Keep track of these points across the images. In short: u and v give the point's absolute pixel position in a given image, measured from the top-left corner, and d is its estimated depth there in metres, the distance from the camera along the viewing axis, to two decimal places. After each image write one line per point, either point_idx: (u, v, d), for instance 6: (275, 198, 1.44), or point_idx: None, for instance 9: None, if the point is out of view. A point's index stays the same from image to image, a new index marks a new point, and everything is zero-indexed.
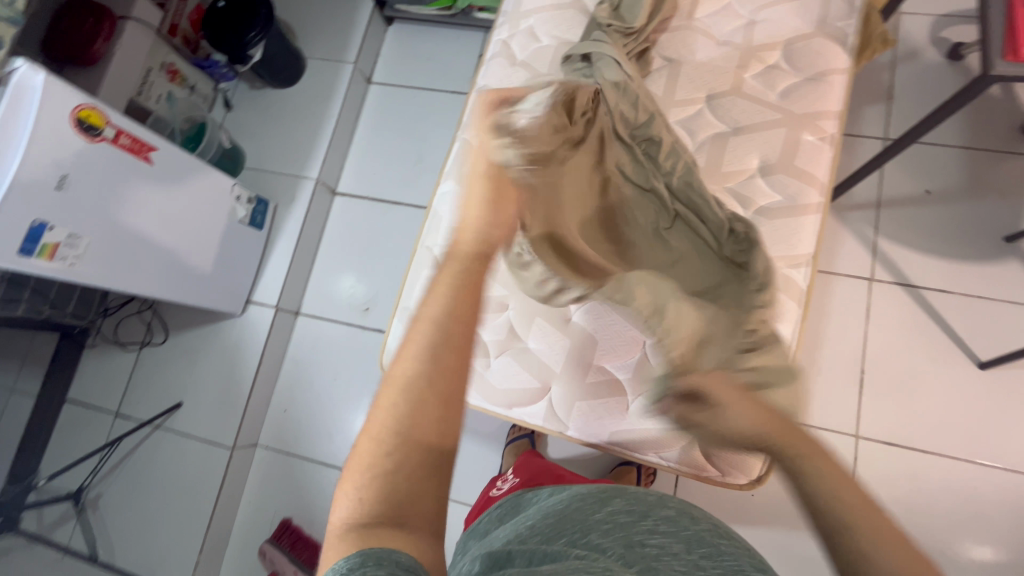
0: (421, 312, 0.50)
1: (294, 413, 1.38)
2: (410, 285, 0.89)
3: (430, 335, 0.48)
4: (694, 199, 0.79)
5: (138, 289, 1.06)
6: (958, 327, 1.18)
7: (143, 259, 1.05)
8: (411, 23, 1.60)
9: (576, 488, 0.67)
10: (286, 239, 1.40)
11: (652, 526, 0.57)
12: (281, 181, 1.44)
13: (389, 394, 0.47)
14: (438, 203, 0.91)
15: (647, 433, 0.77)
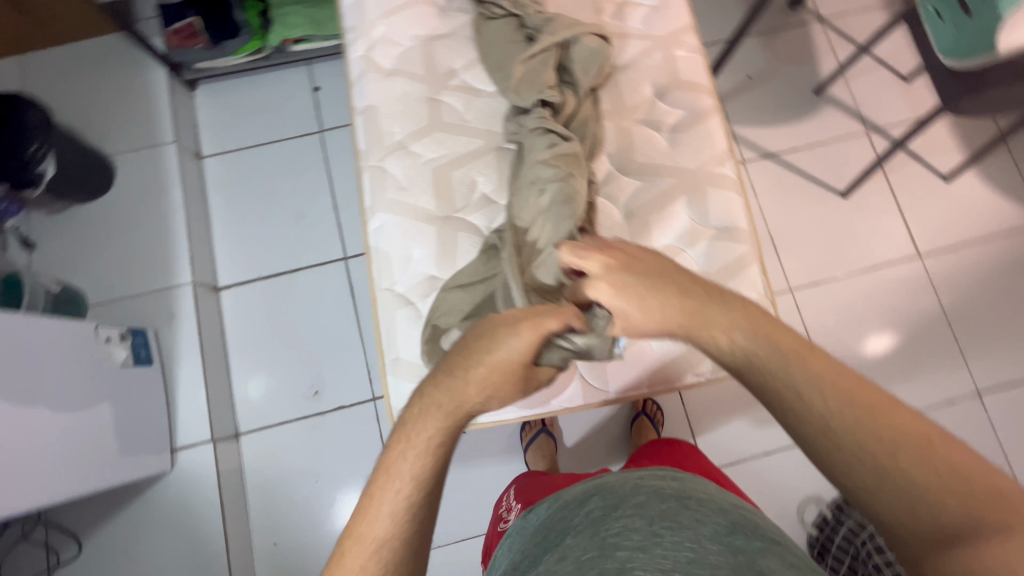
0: (401, 453, 0.50)
1: (288, 540, 1.18)
2: (389, 334, 0.80)
3: (409, 482, 0.49)
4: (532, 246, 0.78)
5: (32, 503, 0.81)
6: (816, 172, 1.41)
7: (22, 464, 0.80)
8: (219, 79, 1.42)
9: (563, 497, 0.66)
10: (188, 361, 1.17)
11: (621, 514, 0.56)
12: (149, 302, 1.19)
13: (360, 551, 0.47)
14: (376, 240, 0.83)
15: (676, 360, 0.80)
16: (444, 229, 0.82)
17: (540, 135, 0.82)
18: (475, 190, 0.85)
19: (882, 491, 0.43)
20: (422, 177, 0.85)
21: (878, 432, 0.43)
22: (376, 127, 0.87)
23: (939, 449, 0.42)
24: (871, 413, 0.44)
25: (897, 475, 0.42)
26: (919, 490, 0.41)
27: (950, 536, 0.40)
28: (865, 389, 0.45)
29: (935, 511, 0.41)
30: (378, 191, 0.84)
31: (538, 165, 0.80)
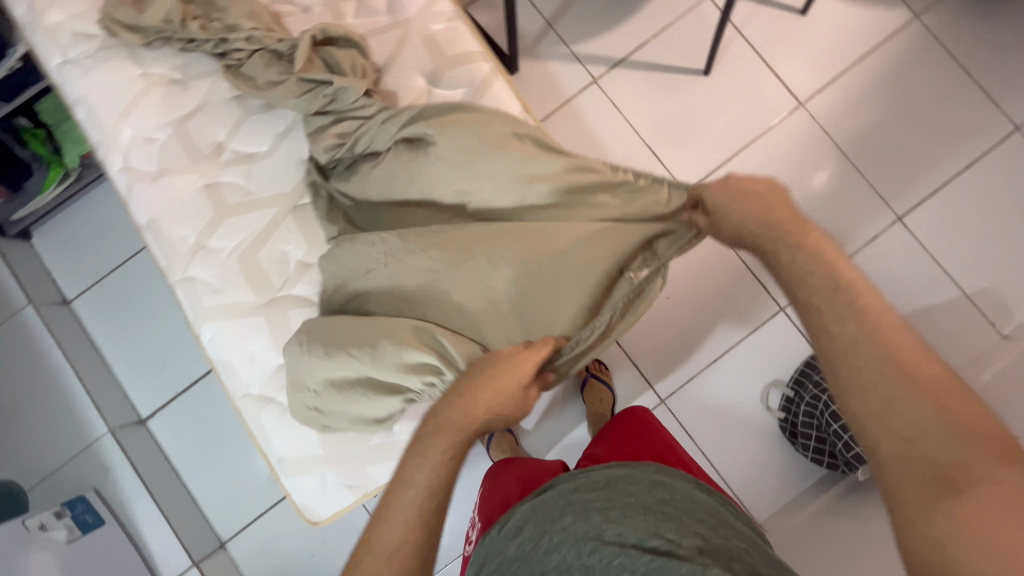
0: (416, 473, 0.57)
1: None
2: (261, 438, 0.78)
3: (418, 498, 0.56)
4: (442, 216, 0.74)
5: None
6: (672, 60, 1.31)
7: None
8: (47, 218, 1.34)
9: (501, 519, 0.68)
10: (140, 503, 1.17)
11: (550, 543, 0.57)
12: (78, 464, 1.18)
13: None
14: (214, 352, 0.79)
15: None
16: (272, 316, 0.78)
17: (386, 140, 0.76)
18: (289, 262, 0.80)
19: (899, 428, 0.49)
20: (230, 272, 0.79)
21: (910, 379, 0.50)
22: (164, 238, 0.81)
23: (957, 420, 0.48)
24: (897, 364, 0.51)
25: (908, 418, 0.49)
26: (936, 431, 0.48)
27: (946, 474, 0.46)
28: (890, 331, 0.53)
29: (949, 452, 0.47)
30: (194, 303, 0.80)
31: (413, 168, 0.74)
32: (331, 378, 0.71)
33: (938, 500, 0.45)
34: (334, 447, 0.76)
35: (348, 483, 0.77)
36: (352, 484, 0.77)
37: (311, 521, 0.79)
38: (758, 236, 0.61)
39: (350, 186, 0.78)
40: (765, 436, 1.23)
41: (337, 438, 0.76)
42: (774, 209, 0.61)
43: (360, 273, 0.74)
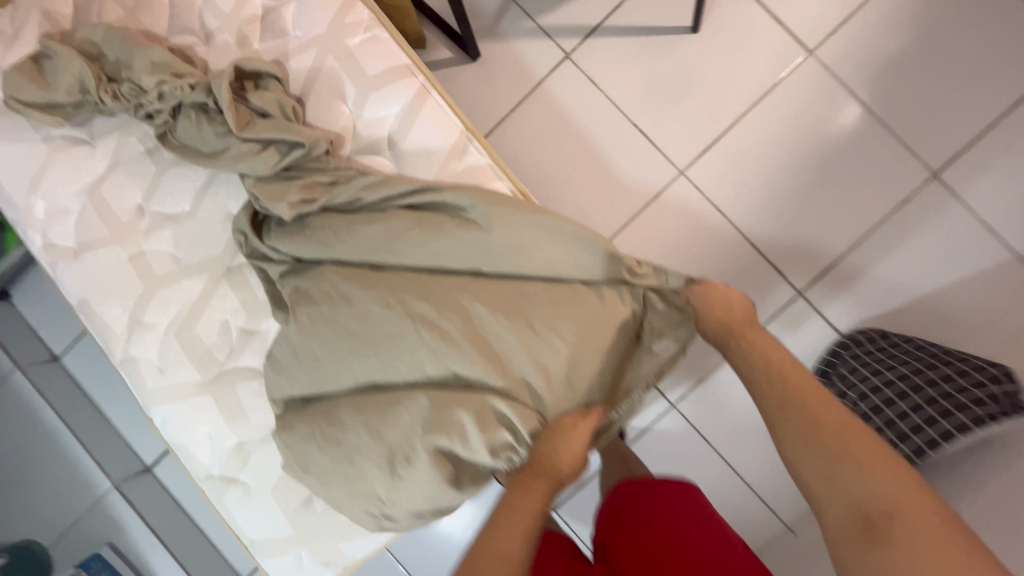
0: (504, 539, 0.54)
1: None
2: (229, 521, 0.73)
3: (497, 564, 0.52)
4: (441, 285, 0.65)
5: None
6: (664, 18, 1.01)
7: None
8: (22, 276, 1.31)
9: None
10: (155, 553, 1.18)
11: None
12: (92, 520, 1.19)
13: None
14: (169, 435, 0.74)
15: None
16: (221, 392, 0.72)
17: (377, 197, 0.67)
18: (231, 331, 0.73)
19: (814, 480, 0.52)
20: (171, 349, 0.73)
21: (816, 429, 0.53)
22: (97, 319, 0.74)
23: (860, 453, 0.50)
24: (812, 418, 0.54)
25: (837, 462, 0.50)
26: (846, 473, 0.50)
27: (864, 518, 0.47)
28: (812, 388, 0.57)
29: (868, 498, 0.48)
30: (140, 386, 0.74)
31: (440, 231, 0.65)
32: (408, 486, 0.62)
33: (863, 547, 0.46)
34: (304, 525, 0.71)
35: (324, 560, 0.72)
36: (329, 561, 0.72)
37: None
38: (720, 335, 0.64)
39: (316, 245, 0.67)
40: None
41: (306, 515, 0.71)
42: (734, 313, 0.65)
43: (376, 362, 0.63)
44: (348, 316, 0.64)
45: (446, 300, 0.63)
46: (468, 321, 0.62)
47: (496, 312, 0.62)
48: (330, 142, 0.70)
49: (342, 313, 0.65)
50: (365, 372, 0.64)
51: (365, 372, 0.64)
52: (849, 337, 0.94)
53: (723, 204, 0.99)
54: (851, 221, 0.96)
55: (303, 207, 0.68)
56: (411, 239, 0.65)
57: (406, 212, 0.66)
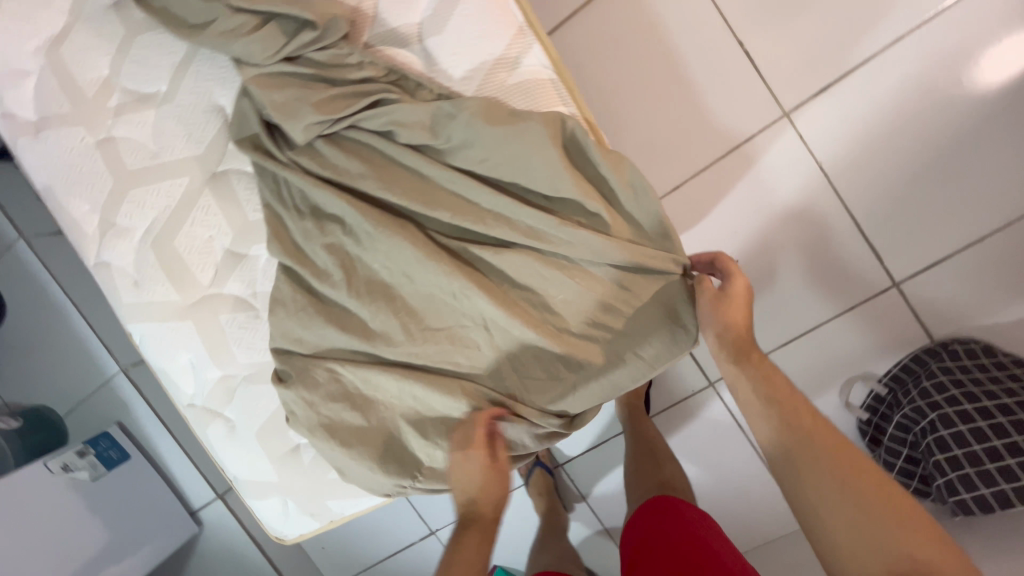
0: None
1: (331, 544, 1.29)
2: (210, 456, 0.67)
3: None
4: (507, 274, 0.53)
5: None
6: None
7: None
8: None
9: None
10: (161, 439, 1.19)
11: None
12: (101, 399, 1.20)
13: None
14: (148, 357, 0.66)
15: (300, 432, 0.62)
16: (202, 319, 0.62)
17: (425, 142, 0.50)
18: (214, 249, 0.61)
19: (836, 519, 0.41)
20: (147, 260, 0.62)
21: (850, 473, 0.42)
22: (65, 213, 0.63)
23: (886, 499, 0.40)
24: (836, 460, 0.43)
25: (873, 524, 0.40)
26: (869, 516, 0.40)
27: None
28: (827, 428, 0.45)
29: (897, 556, 0.38)
30: (115, 297, 0.64)
31: (507, 211, 0.50)
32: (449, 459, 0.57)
33: None
34: (288, 473, 0.64)
35: (309, 511, 0.66)
36: (314, 512, 0.66)
37: (278, 539, 0.71)
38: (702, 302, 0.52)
39: (338, 188, 0.52)
40: None
41: (290, 464, 0.64)
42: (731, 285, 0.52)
43: (421, 351, 0.55)
44: (397, 297, 0.54)
45: (492, 284, 0.53)
46: (534, 321, 0.53)
47: (562, 310, 0.53)
48: (348, 25, 0.50)
49: (371, 284, 0.54)
50: (404, 355, 0.55)
51: (404, 355, 0.55)
52: (942, 345, 0.78)
53: (831, 170, 0.78)
54: (1005, 212, 0.73)
55: (317, 129, 0.51)
56: (470, 219, 0.51)
57: (473, 181, 0.50)
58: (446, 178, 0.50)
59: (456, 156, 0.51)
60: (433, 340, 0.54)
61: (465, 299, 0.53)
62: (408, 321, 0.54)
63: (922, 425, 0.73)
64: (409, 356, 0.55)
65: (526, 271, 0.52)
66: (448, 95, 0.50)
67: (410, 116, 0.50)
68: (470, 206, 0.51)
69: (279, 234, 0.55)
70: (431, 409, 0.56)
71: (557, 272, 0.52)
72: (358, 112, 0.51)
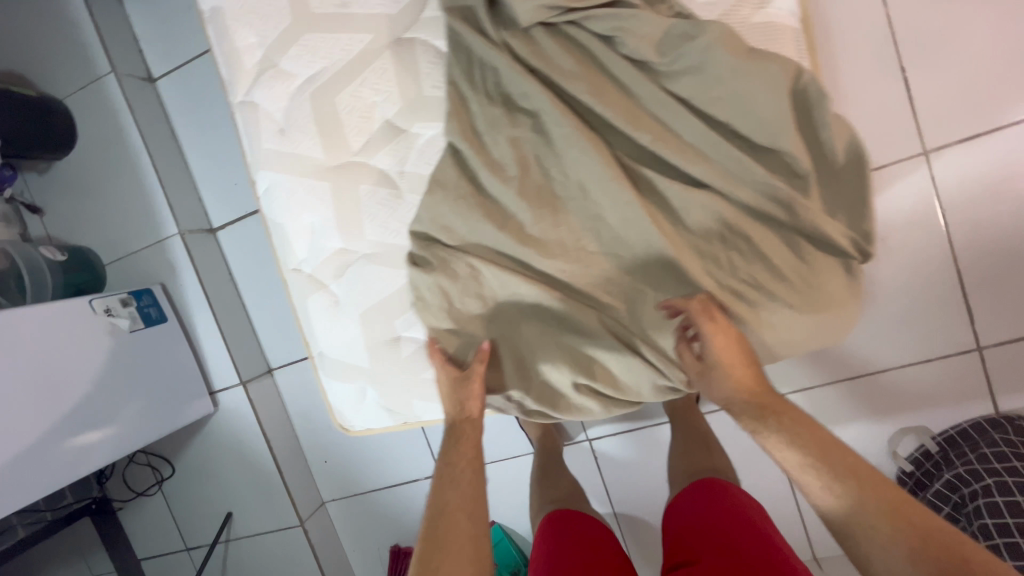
0: (452, 518, 0.66)
1: (336, 459, 1.29)
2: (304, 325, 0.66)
3: (474, 529, 0.66)
4: (684, 215, 0.51)
5: (94, 452, 0.98)
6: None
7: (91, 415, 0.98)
8: None
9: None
10: (199, 313, 1.17)
11: None
12: (150, 257, 1.17)
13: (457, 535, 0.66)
14: (269, 209, 0.64)
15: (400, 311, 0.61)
16: (341, 185, 0.60)
17: (648, 59, 0.48)
18: (374, 117, 0.58)
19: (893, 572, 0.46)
20: (301, 111, 0.60)
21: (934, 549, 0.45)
22: (230, 41, 0.61)
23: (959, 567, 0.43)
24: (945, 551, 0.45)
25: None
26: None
27: None
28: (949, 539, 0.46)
29: None
30: (255, 139, 0.62)
31: (709, 150, 0.49)
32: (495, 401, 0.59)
33: None
34: (382, 363, 0.63)
35: (389, 407, 0.65)
36: (394, 409, 0.65)
37: (342, 427, 0.71)
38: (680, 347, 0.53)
39: (542, 82, 0.51)
40: None
41: (388, 355, 0.63)
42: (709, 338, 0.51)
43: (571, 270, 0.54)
44: (563, 208, 0.53)
45: (666, 224, 0.52)
46: (697, 269, 0.52)
47: (729, 266, 0.51)
48: None
49: (542, 191, 0.53)
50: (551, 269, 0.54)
51: (550, 268, 0.54)
52: (1006, 418, 0.90)
53: None
54: None
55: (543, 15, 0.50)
56: (668, 150, 0.50)
57: (684, 111, 0.49)
58: (658, 102, 0.49)
59: (674, 81, 0.49)
60: (584, 262, 0.54)
61: (632, 228, 0.52)
62: (567, 235, 0.54)
63: (976, 487, 0.86)
64: (554, 270, 0.55)
65: (705, 217, 0.51)
66: (688, 16, 0.48)
67: (643, 28, 0.48)
68: (671, 136, 0.50)
69: (460, 116, 0.54)
70: (556, 326, 0.56)
71: (736, 225, 0.50)
72: (589, 9, 0.49)
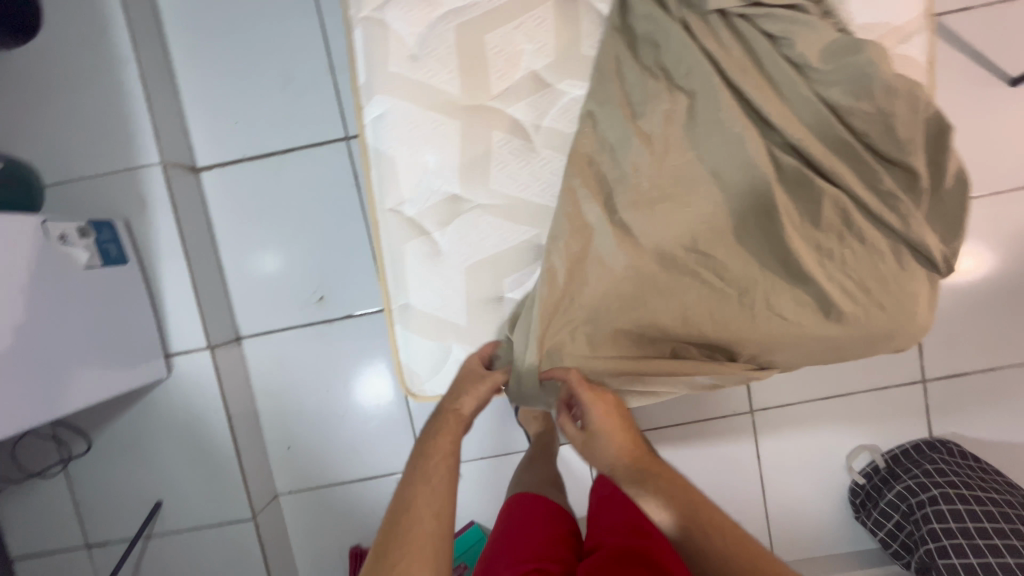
0: (415, 523, 0.52)
1: (301, 445, 1.15)
2: (396, 268, 0.64)
3: (439, 540, 0.52)
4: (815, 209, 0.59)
5: (38, 411, 0.79)
6: (974, 66, 1.01)
7: (41, 364, 0.80)
8: None
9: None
10: (169, 260, 1.00)
11: None
12: (114, 186, 0.98)
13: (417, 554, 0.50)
14: (377, 137, 0.61)
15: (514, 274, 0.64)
16: (473, 126, 0.60)
17: (811, 61, 0.58)
18: (519, 66, 0.61)
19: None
20: (441, 41, 0.59)
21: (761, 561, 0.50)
22: None
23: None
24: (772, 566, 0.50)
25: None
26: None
27: None
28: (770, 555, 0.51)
29: None
30: (378, 60, 0.59)
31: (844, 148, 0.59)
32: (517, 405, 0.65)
33: None
34: (479, 320, 0.64)
35: None
36: None
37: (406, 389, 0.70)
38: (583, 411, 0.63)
39: (713, 65, 0.59)
40: (825, 485, 1.15)
41: (487, 312, 0.64)
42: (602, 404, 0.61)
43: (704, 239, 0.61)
44: (705, 182, 0.60)
45: (796, 212, 0.60)
46: (813, 257, 0.60)
47: (839, 264, 0.61)
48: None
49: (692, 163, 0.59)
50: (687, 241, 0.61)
51: (683, 236, 0.61)
52: (942, 442, 1.09)
53: None
54: None
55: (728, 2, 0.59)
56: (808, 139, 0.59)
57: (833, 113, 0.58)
58: (807, 104, 0.58)
59: (829, 86, 0.57)
60: (716, 238, 0.61)
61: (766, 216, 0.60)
62: (703, 209, 0.60)
63: (925, 495, 1.00)
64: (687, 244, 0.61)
65: (830, 215, 0.59)
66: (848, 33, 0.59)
67: (810, 37, 0.58)
68: (816, 134, 0.58)
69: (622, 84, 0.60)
70: (672, 306, 0.62)
71: (846, 226, 0.60)
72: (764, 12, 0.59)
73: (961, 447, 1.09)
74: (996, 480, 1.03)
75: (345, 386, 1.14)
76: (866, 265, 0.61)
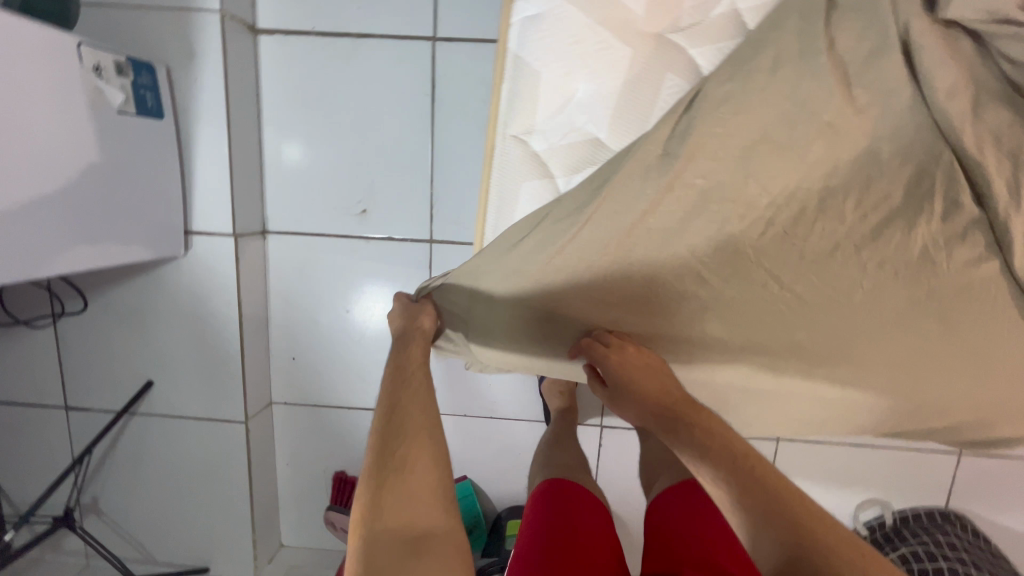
0: (408, 414, 0.58)
1: (306, 359, 1.08)
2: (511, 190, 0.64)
3: (427, 431, 0.58)
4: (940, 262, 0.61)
5: (54, 263, 0.70)
6: None
7: (64, 212, 0.70)
8: None
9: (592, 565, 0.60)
10: (208, 128, 0.88)
11: None
12: (162, 26, 0.85)
13: (419, 432, 0.57)
14: (525, 46, 0.59)
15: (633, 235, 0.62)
16: (638, 59, 0.57)
17: None
18: (716, 5, 0.56)
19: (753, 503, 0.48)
20: None
21: (769, 481, 0.49)
22: None
23: (790, 498, 0.48)
24: (784, 486, 0.49)
25: (797, 507, 0.47)
26: (777, 504, 0.47)
27: (781, 542, 0.45)
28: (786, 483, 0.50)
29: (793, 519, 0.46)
30: None
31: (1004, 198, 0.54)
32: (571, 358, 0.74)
33: (776, 537, 0.45)
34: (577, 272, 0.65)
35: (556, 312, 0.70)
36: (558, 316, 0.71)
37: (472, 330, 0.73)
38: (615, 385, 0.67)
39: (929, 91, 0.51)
40: None
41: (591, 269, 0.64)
42: (631, 365, 0.66)
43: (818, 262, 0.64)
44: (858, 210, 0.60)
45: (916, 259, 0.62)
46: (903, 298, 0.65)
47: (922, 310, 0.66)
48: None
49: (855, 173, 0.57)
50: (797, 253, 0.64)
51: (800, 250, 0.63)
52: (956, 515, 1.07)
53: None
54: None
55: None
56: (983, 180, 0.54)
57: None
58: None
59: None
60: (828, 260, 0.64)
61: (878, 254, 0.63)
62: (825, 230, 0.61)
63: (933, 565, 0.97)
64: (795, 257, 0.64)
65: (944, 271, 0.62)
66: None
67: None
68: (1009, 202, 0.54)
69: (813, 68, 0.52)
70: (751, 307, 0.69)
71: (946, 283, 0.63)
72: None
73: (972, 525, 1.06)
74: (1003, 567, 1.00)
75: (366, 311, 1.06)
76: (951, 321, 0.66)
